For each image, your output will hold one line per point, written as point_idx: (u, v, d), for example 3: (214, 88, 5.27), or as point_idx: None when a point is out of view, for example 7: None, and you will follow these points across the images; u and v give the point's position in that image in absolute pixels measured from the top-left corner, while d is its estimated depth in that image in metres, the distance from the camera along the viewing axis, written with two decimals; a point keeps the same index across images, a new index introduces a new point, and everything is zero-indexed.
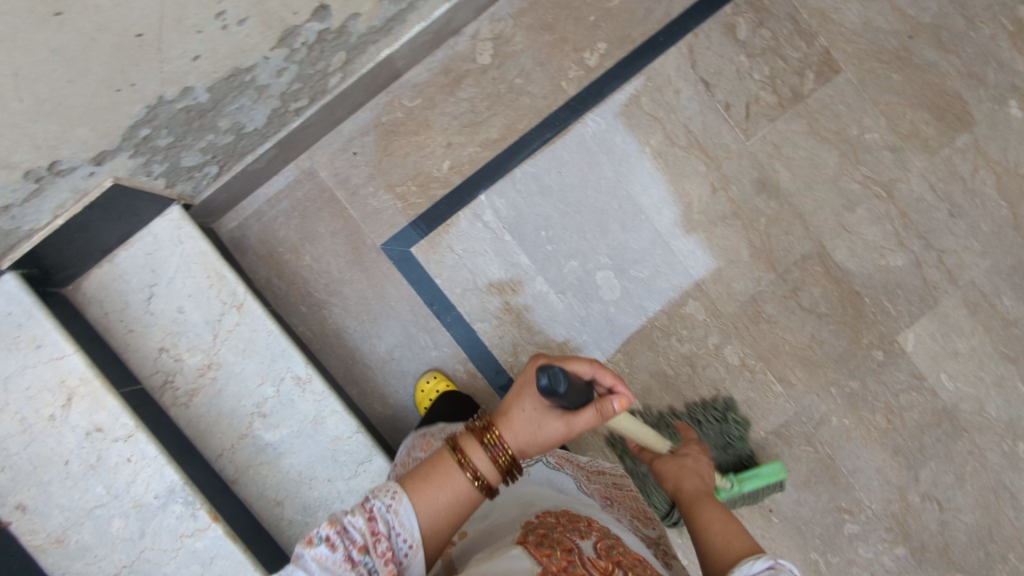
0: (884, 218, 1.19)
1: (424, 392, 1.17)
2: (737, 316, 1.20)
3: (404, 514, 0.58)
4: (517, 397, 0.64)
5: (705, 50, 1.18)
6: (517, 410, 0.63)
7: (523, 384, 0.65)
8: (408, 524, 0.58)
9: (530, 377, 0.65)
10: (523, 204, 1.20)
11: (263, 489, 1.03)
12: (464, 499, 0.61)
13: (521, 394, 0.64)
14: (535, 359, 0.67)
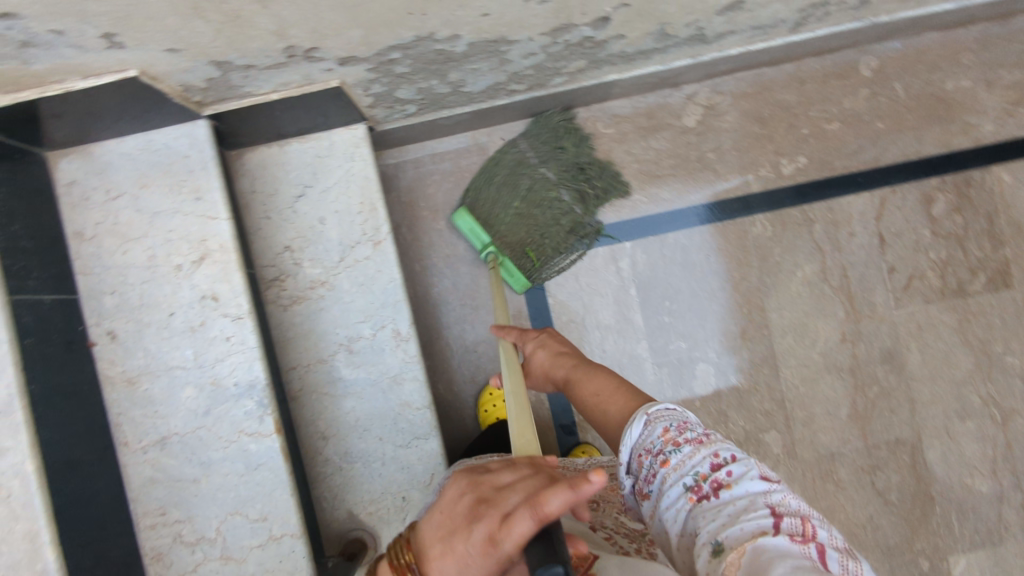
0: (988, 440, 1.17)
1: (492, 395, 1.14)
2: (810, 466, 1.17)
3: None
4: (452, 558, 0.44)
5: (895, 208, 1.17)
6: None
7: (461, 551, 0.43)
8: None
9: (471, 550, 0.42)
10: (661, 268, 1.18)
11: (316, 418, 1.02)
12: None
13: (460, 568, 0.43)
14: (479, 501, 0.44)
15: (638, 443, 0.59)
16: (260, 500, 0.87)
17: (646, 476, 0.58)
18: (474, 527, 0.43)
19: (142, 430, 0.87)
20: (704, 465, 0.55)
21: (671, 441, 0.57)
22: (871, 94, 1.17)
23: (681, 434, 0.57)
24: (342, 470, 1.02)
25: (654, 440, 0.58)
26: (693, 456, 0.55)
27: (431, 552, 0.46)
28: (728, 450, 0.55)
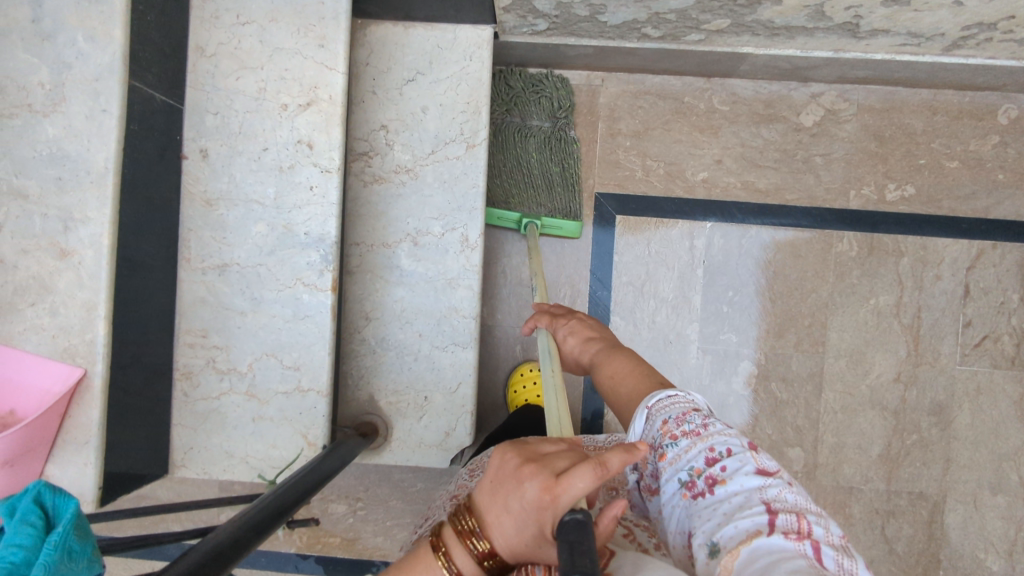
0: (1014, 521, 1.13)
1: (522, 375, 1.14)
2: (825, 493, 1.14)
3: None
4: (511, 517, 0.46)
5: (991, 264, 1.13)
6: (511, 533, 0.46)
7: (517, 508, 0.46)
8: None
9: (525, 501, 0.45)
10: (735, 256, 1.16)
11: (364, 297, 1.02)
12: None
13: (517, 523, 0.46)
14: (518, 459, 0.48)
15: (645, 435, 0.62)
16: (299, 350, 0.88)
17: (652, 468, 0.60)
18: (527, 483, 0.46)
19: (206, 252, 0.88)
20: (699, 458, 0.55)
21: (669, 434, 0.58)
22: (1000, 143, 1.12)
23: (679, 426, 0.59)
24: (376, 354, 1.02)
25: (657, 435, 0.60)
26: (690, 449, 0.57)
27: (490, 514, 0.47)
28: (724, 443, 0.56)
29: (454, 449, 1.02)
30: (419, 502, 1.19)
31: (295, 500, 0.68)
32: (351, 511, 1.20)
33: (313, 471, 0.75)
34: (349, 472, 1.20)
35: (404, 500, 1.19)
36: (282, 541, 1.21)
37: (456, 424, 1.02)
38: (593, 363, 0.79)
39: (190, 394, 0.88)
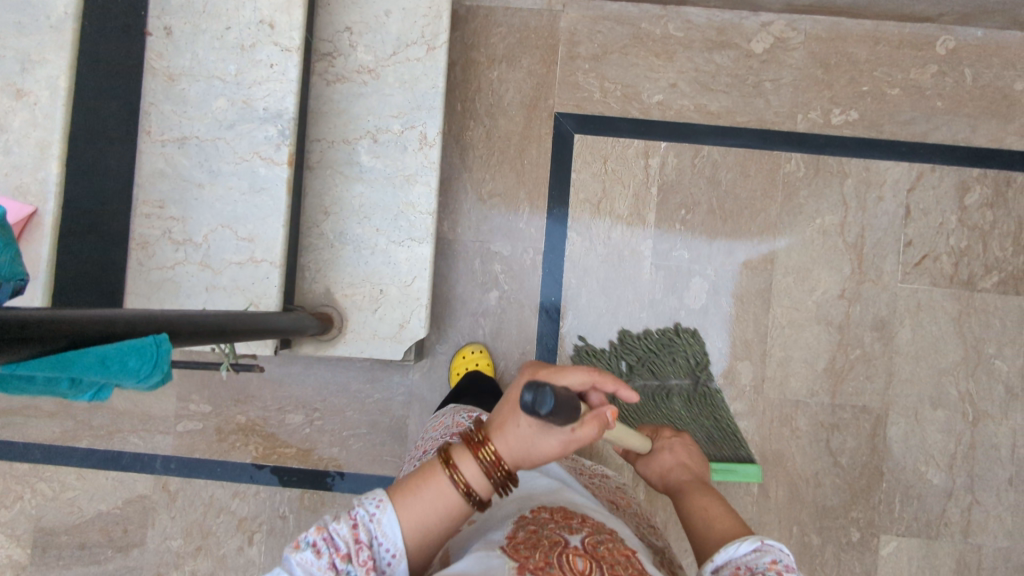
0: (954, 435, 1.16)
1: (463, 358, 1.17)
2: (772, 406, 1.18)
3: (387, 526, 0.53)
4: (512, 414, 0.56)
5: (929, 186, 1.18)
6: (512, 423, 0.56)
7: (520, 403, 0.56)
8: (391, 535, 0.54)
9: (523, 386, 0.57)
10: (688, 176, 1.20)
11: (323, 192, 1.04)
12: (448, 505, 0.56)
13: (514, 408, 0.57)
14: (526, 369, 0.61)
15: (739, 558, 0.56)
16: (253, 222, 0.90)
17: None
18: (527, 374, 0.59)
19: (166, 125, 0.90)
20: None
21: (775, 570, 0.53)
22: (938, 72, 1.18)
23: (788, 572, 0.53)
24: (333, 248, 1.04)
25: (759, 564, 0.54)
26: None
27: (495, 419, 0.57)
28: None
29: (408, 341, 1.04)
30: (376, 413, 1.20)
31: (238, 330, 0.71)
32: (308, 421, 1.21)
33: (264, 314, 0.81)
34: (308, 382, 1.21)
35: (361, 411, 1.20)
36: (238, 451, 1.21)
37: (411, 317, 1.04)
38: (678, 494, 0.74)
39: (145, 264, 0.90)
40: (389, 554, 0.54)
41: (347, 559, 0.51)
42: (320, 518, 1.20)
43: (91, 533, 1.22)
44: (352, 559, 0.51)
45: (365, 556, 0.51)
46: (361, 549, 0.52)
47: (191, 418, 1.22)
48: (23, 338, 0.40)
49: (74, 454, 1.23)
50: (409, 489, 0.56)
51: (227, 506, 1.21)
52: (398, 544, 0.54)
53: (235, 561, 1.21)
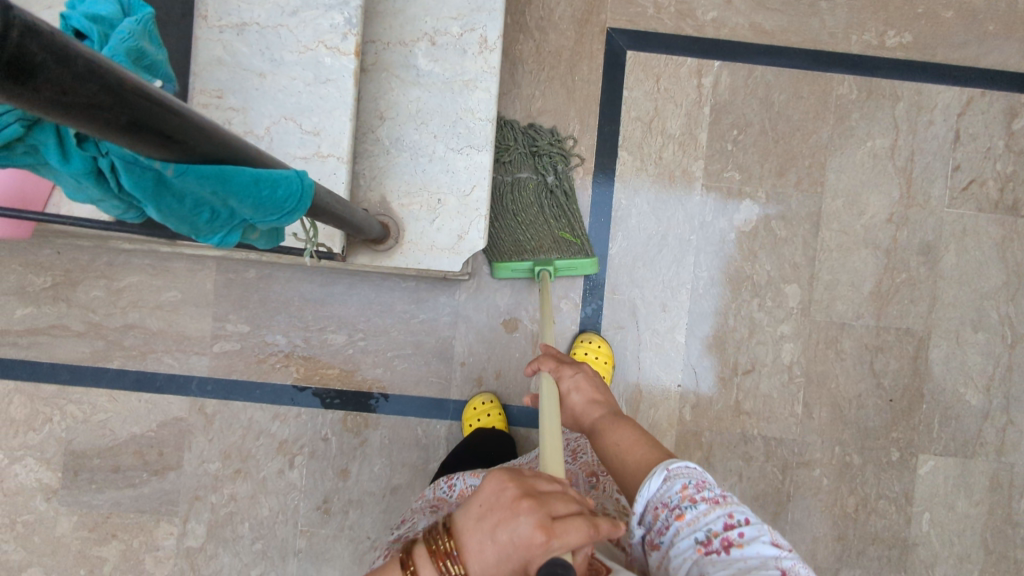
0: (993, 358, 1.18)
1: (474, 410, 1.15)
2: (818, 328, 1.18)
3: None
4: (488, 542, 0.50)
5: (978, 111, 1.18)
6: (482, 548, 0.51)
7: (503, 539, 0.50)
8: None
9: (519, 534, 0.49)
10: (741, 96, 1.18)
11: (378, 97, 1.00)
12: None
13: (499, 547, 0.50)
14: (516, 495, 0.51)
15: (655, 497, 0.63)
16: (318, 114, 0.86)
17: (658, 530, 0.62)
18: (521, 516, 0.50)
19: (225, 10, 0.85)
20: (717, 523, 0.59)
21: (688, 497, 0.61)
22: None
23: (698, 492, 0.61)
24: (389, 155, 1.01)
25: (672, 496, 0.62)
26: (710, 514, 0.60)
27: (468, 537, 0.52)
28: (743, 512, 0.60)
29: (466, 253, 1.02)
30: (421, 334, 1.18)
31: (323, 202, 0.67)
32: (351, 342, 1.18)
33: (349, 204, 0.78)
34: (351, 302, 1.18)
35: (406, 331, 1.18)
36: (279, 372, 1.18)
37: (469, 228, 1.01)
38: (595, 430, 0.77)
39: None
40: None
41: None
42: (364, 440, 1.18)
43: (126, 456, 1.18)
44: None
45: None
46: None
47: (229, 338, 1.18)
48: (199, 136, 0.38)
49: (105, 375, 1.18)
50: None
51: (267, 428, 1.18)
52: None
53: (276, 484, 1.18)
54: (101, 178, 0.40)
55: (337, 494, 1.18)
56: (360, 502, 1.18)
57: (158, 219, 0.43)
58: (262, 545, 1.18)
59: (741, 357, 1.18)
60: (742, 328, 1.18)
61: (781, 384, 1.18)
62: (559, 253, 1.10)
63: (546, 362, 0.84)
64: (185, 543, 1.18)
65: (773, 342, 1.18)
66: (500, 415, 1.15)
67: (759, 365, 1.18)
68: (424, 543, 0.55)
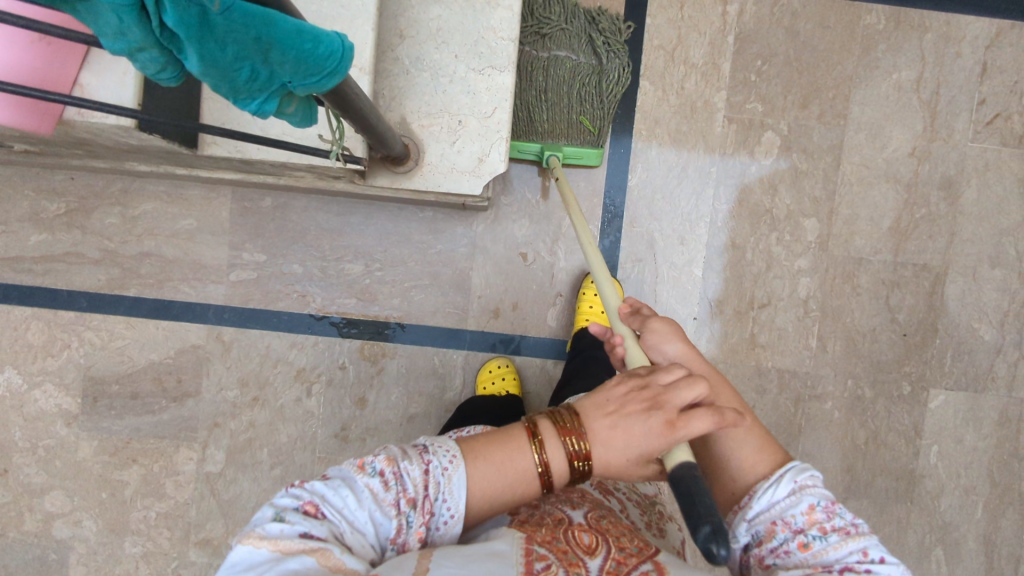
0: (1008, 294, 1.19)
1: (489, 372, 1.15)
2: (836, 263, 1.18)
3: (455, 484, 0.51)
4: (617, 434, 0.53)
5: (1007, 44, 1.16)
6: (611, 429, 0.53)
7: (634, 428, 0.52)
8: (456, 494, 0.51)
9: (650, 423, 0.52)
10: (766, 24, 1.15)
11: (399, 13, 0.97)
12: (522, 489, 0.53)
13: (628, 435, 0.52)
14: (644, 385, 0.55)
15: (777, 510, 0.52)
16: (340, 23, 0.84)
17: (771, 548, 0.51)
18: (652, 413, 0.53)
19: None
20: (848, 559, 0.49)
21: (817, 525, 0.50)
22: None
23: (830, 520, 0.50)
24: (409, 75, 0.98)
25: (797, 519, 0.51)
26: (840, 549, 0.49)
27: (599, 423, 0.53)
28: (877, 550, 0.49)
29: (486, 176, 1.01)
30: (438, 264, 1.18)
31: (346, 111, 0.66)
32: (369, 272, 1.18)
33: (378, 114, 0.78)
34: (368, 232, 1.17)
35: (423, 262, 1.18)
36: (296, 301, 1.18)
37: (490, 150, 1.00)
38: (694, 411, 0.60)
39: None
40: (447, 513, 0.52)
41: (412, 504, 0.50)
42: (381, 369, 1.19)
43: (145, 383, 1.20)
44: (416, 506, 0.50)
45: (430, 507, 0.51)
46: (426, 500, 0.51)
47: (245, 267, 1.18)
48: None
49: (122, 303, 1.19)
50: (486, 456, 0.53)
51: (285, 356, 1.19)
52: (459, 505, 0.52)
53: (294, 412, 1.19)
54: (142, 23, 0.37)
55: (354, 422, 1.19)
56: (377, 430, 1.20)
57: (198, 71, 0.41)
58: (280, 471, 1.20)
59: (757, 291, 1.18)
60: (759, 262, 1.18)
61: (796, 318, 1.19)
62: (568, 140, 1.10)
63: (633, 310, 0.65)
64: (205, 468, 1.20)
65: (790, 276, 1.18)
66: (515, 378, 1.15)
67: (776, 300, 1.18)
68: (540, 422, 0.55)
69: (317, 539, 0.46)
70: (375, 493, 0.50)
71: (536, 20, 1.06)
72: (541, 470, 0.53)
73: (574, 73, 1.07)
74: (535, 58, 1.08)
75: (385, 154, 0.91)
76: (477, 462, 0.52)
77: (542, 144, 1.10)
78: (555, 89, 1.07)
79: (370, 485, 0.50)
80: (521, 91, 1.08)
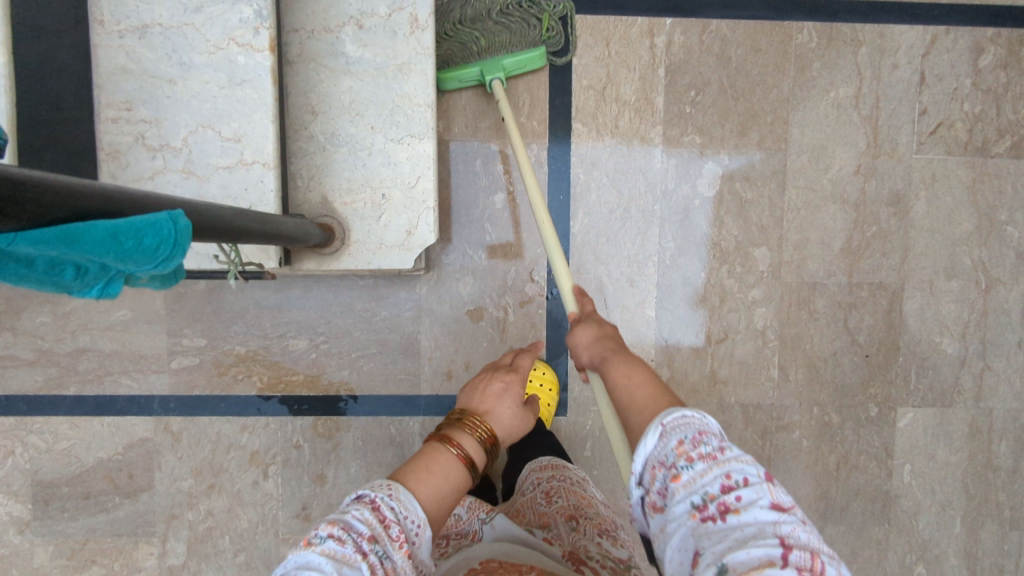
0: (967, 304, 1.16)
1: None
2: (790, 290, 1.15)
3: (407, 500, 0.62)
4: (498, 404, 0.80)
5: (944, 49, 1.13)
6: (485, 404, 0.80)
7: (496, 390, 0.82)
8: (412, 506, 0.62)
9: (501, 384, 0.83)
10: (696, 53, 1.12)
11: (308, 89, 0.93)
12: (461, 472, 0.70)
13: (497, 395, 0.81)
14: (486, 375, 0.86)
15: (653, 456, 0.52)
16: (238, 119, 0.80)
17: (658, 491, 0.51)
18: (496, 381, 0.84)
19: (122, 12, 0.77)
20: (714, 485, 0.48)
21: (684, 454, 0.50)
22: None
23: (695, 448, 0.50)
24: (325, 151, 0.94)
25: (669, 454, 0.51)
26: (706, 475, 0.48)
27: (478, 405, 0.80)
28: (742, 473, 0.48)
29: (417, 248, 0.97)
30: (385, 331, 1.15)
31: (241, 233, 0.62)
32: (314, 345, 1.14)
33: (274, 215, 0.72)
34: (308, 306, 1.14)
35: (369, 330, 1.14)
36: (242, 383, 1.15)
37: (418, 221, 0.96)
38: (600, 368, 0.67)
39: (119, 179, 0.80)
40: (415, 525, 0.62)
41: (373, 538, 0.56)
42: (337, 444, 1.16)
43: (95, 482, 1.16)
44: (379, 539, 0.57)
45: (394, 530, 0.59)
46: (389, 526, 0.59)
47: (186, 353, 1.14)
48: (13, 200, 0.32)
49: (63, 402, 1.14)
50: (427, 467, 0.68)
51: (237, 441, 1.15)
52: (420, 514, 0.63)
53: (252, 496, 1.16)
54: None
55: (315, 500, 1.16)
56: (340, 505, 1.17)
57: (11, 285, 0.37)
58: (245, 556, 1.17)
59: (713, 326, 1.15)
60: (713, 297, 1.15)
61: (755, 349, 1.16)
62: (507, 52, 1.04)
63: (586, 303, 0.77)
64: (167, 561, 1.17)
65: (745, 308, 1.15)
66: None
67: (732, 333, 1.16)
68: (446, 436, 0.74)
69: None
70: (334, 554, 0.54)
71: None
72: (465, 456, 0.71)
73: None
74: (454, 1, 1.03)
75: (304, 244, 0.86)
76: (415, 475, 0.67)
77: (480, 63, 1.04)
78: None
79: (329, 548, 0.54)
80: (451, 28, 1.04)
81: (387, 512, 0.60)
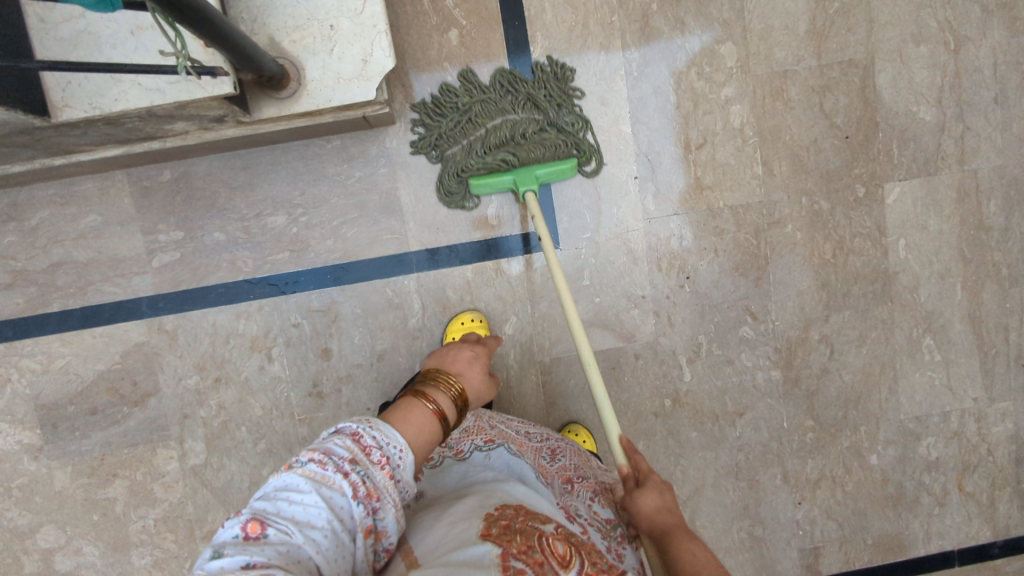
0: (939, 68, 1.15)
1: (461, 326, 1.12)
2: (762, 82, 1.14)
3: (387, 429, 0.62)
4: (469, 369, 0.77)
5: None
6: (455, 358, 0.78)
7: (463, 357, 0.78)
8: (393, 433, 0.62)
9: (467, 354, 0.79)
10: None
11: None
12: (432, 426, 0.67)
13: (467, 364, 0.78)
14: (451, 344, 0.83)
15: None
16: None
17: None
18: (463, 352, 0.80)
19: None
20: None
21: None
22: None
23: None
24: None
25: None
26: None
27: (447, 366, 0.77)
28: None
29: (376, 77, 0.94)
30: (362, 193, 1.12)
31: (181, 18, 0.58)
32: (293, 220, 1.12)
33: (235, 26, 0.68)
34: (279, 180, 1.11)
35: (345, 195, 1.12)
36: (227, 270, 1.12)
37: (372, 49, 0.93)
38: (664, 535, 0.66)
39: (49, 20, 0.74)
40: (398, 449, 0.61)
41: (353, 461, 0.57)
42: (335, 316, 1.14)
43: (99, 395, 1.14)
44: (360, 462, 0.58)
45: (377, 453, 0.59)
46: (370, 451, 0.59)
47: (165, 249, 1.11)
48: None
49: (49, 321, 1.12)
50: (402, 414, 0.65)
51: (234, 329, 1.14)
52: (402, 440, 0.62)
53: (260, 382, 1.15)
54: None
55: (323, 375, 1.15)
56: (349, 377, 1.16)
57: None
58: (265, 444, 1.16)
59: (691, 132, 1.14)
60: (686, 102, 1.13)
61: (736, 149, 1.15)
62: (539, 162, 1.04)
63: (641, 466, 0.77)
64: (189, 462, 1.16)
65: (720, 108, 1.14)
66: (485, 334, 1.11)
67: (711, 136, 1.14)
68: (420, 389, 0.70)
69: (259, 565, 0.47)
70: (313, 476, 0.56)
71: (455, 109, 1.08)
72: (440, 410, 0.68)
73: (517, 125, 1.05)
74: (474, 133, 1.06)
75: (257, 74, 0.82)
76: (393, 423, 0.64)
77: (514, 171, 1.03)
78: (492, 100, 1.08)
79: (307, 470, 0.56)
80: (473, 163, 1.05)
81: (370, 439, 0.60)
